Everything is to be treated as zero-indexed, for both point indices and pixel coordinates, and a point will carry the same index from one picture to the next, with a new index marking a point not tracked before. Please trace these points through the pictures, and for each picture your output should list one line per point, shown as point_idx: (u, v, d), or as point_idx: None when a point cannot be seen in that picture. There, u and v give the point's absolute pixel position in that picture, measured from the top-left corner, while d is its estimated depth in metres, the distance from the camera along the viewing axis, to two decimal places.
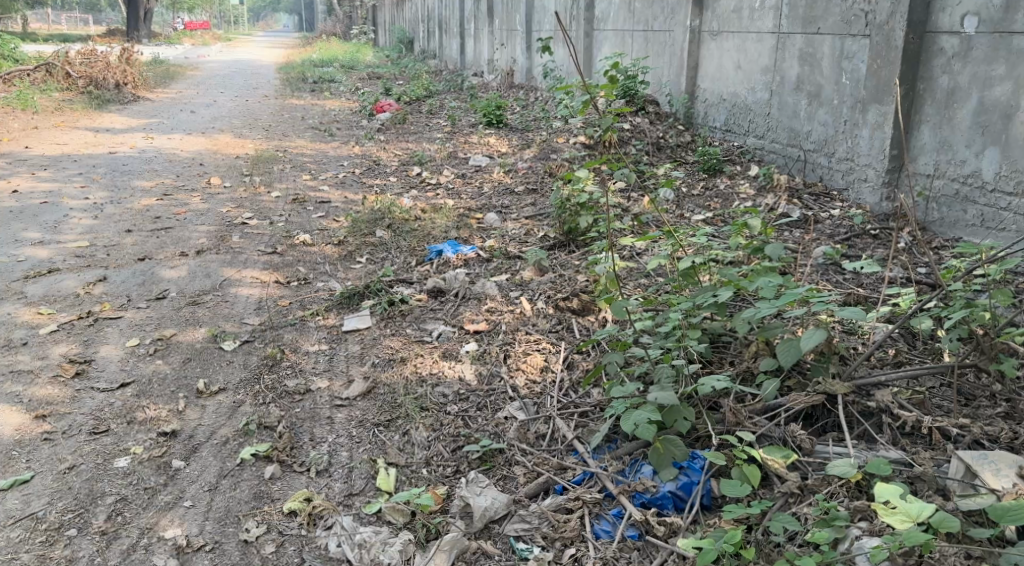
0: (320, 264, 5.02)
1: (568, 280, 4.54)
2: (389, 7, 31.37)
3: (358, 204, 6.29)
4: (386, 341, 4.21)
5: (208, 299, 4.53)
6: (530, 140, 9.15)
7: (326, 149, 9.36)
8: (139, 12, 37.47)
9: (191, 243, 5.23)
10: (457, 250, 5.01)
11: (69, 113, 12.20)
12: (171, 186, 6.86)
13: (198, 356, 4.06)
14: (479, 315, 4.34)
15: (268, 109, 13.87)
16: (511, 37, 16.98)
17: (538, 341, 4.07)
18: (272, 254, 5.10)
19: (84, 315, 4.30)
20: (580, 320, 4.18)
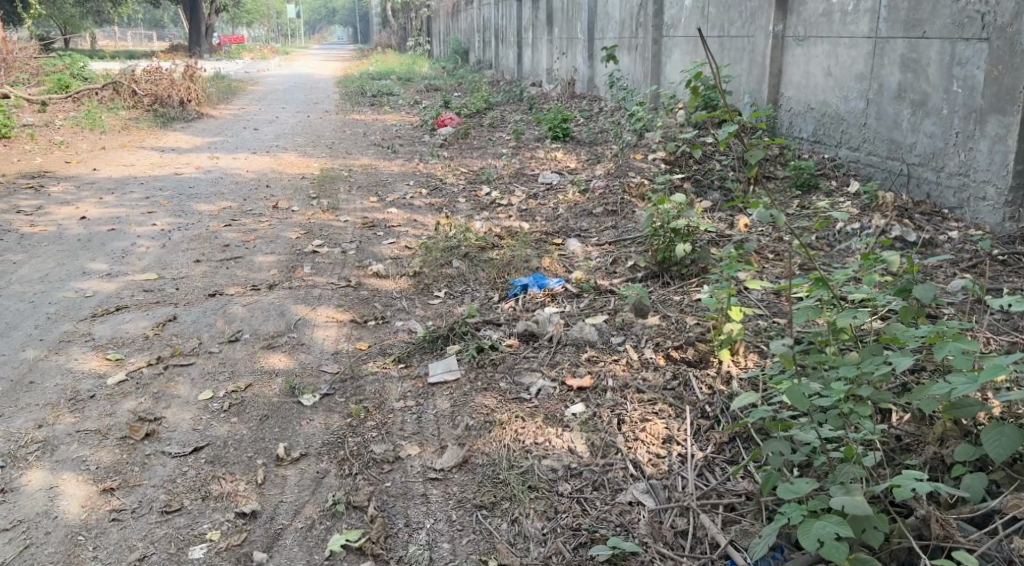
0: (398, 299, 4.75)
1: (677, 325, 4.20)
2: (444, 19, 31.29)
3: (429, 228, 6.02)
4: (478, 398, 3.89)
5: (283, 342, 4.28)
6: (601, 156, 8.81)
7: (391, 167, 9.13)
8: (200, 27, 37.94)
9: (261, 275, 5.00)
10: (543, 284, 4.72)
11: (136, 133, 12.18)
12: (237, 210, 6.67)
13: (276, 413, 3.81)
14: (580, 367, 4.02)
15: (330, 125, 13.72)
16: (571, 46, 16.66)
17: (653, 404, 3.74)
18: (346, 288, 4.85)
19: (153, 361, 4.08)
20: (700, 373, 3.85)
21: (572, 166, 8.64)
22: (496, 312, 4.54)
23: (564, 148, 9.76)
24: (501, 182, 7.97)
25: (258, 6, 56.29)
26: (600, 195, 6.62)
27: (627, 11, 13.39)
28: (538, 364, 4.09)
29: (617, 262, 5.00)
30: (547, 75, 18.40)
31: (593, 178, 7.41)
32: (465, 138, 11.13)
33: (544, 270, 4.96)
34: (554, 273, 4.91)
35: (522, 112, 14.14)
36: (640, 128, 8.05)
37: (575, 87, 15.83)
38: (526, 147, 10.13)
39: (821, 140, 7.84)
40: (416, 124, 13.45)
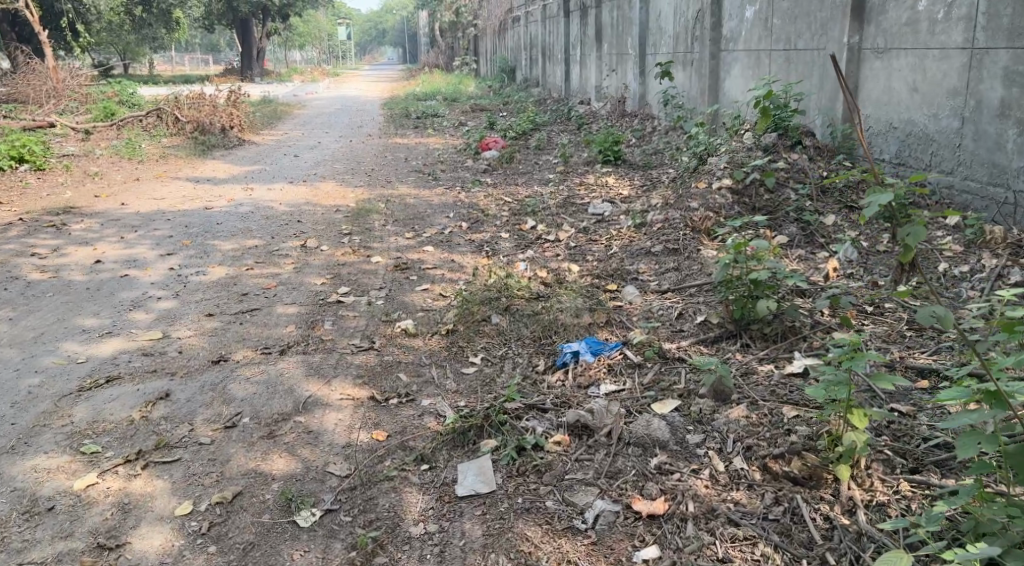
0: (425, 367, 4.17)
1: (773, 421, 3.55)
2: (491, 37, 30.83)
3: (468, 272, 5.42)
4: (521, 528, 3.24)
5: (285, 430, 3.74)
6: (655, 182, 8.15)
7: (433, 197, 8.57)
8: (251, 50, 38.00)
9: (273, 335, 4.47)
10: (598, 351, 4.11)
11: (174, 159, 11.77)
12: (261, 250, 6.15)
13: (266, 537, 3.22)
14: (649, 483, 3.38)
15: (373, 150, 13.22)
16: (622, 62, 16.00)
17: (754, 548, 3.08)
18: (369, 354, 4.28)
19: (131, 458, 3.57)
20: (810, 498, 3.22)
21: (625, 194, 7.99)
22: (542, 390, 3.93)
23: (615, 173, 9.11)
24: (548, 213, 7.35)
25: (308, 28, 56.60)
26: (658, 230, 5.96)
27: (681, 24, 12.73)
28: (594, 475, 3.44)
29: (682, 319, 4.35)
30: (597, 93, 17.75)
31: (647, 210, 6.75)
32: (511, 162, 10.53)
33: (596, 329, 4.33)
34: (609, 335, 4.28)
35: (572, 132, 13.50)
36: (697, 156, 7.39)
37: (626, 105, 15.16)
38: (573, 172, 9.49)
39: (905, 161, 7.26)
40: (462, 147, 12.89)
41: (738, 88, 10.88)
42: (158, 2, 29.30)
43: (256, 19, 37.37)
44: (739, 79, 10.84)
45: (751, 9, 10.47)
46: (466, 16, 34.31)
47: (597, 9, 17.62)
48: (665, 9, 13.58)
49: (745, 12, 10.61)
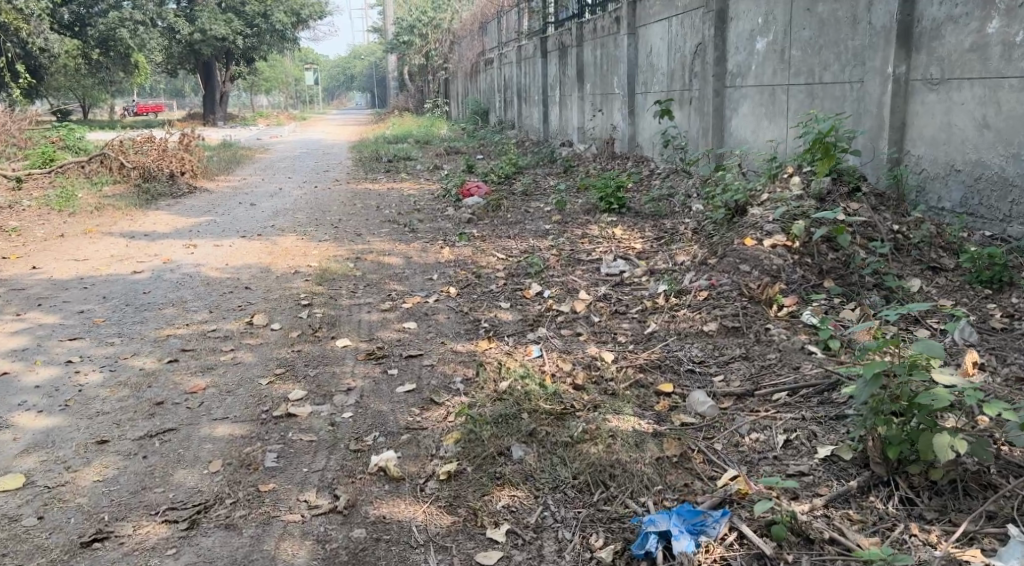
0: (420, 555, 3.19)
1: None
2: (462, 79, 29.82)
3: (472, 370, 4.26)
4: None
5: None
6: (672, 235, 7.00)
7: (411, 253, 7.32)
8: (214, 93, 36.66)
9: (180, 483, 3.53)
10: (698, 532, 3.18)
11: (112, 208, 10.40)
12: (195, 326, 4.91)
13: None
14: None
15: (341, 197, 11.94)
16: (609, 102, 14.89)
17: None
18: (332, 525, 3.31)
19: None
20: None
21: (638, 249, 6.81)
22: None
23: (619, 222, 7.94)
24: (553, 273, 6.12)
25: (274, 72, 55.40)
26: (704, 299, 4.68)
27: (677, 60, 11.63)
28: None
29: (785, 464, 3.49)
30: (580, 134, 16.64)
31: (679, 272, 5.52)
32: (497, 209, 9.33)
33: (671, 488, 3.43)
34: (695, 497, 3.35)
35: (559, 177, 12.37)
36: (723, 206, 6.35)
37: (615, 146, 14.02)
38: (568, 220, 8.31)
39: (977, 211, 6.21)
40: (439, 193, 11.69)
41: (747, 126, 9.73)
42: (114, 43, 27.95)
43: (219, 62, 36.13)
44: (748, 117, 9.70)
45: (761, 40, 9.33)
46: (437, 58, 33.31)
47: (579, 47, 16.57)
48: (658, 43, 12.48)
49: (754, 43, 9.47)
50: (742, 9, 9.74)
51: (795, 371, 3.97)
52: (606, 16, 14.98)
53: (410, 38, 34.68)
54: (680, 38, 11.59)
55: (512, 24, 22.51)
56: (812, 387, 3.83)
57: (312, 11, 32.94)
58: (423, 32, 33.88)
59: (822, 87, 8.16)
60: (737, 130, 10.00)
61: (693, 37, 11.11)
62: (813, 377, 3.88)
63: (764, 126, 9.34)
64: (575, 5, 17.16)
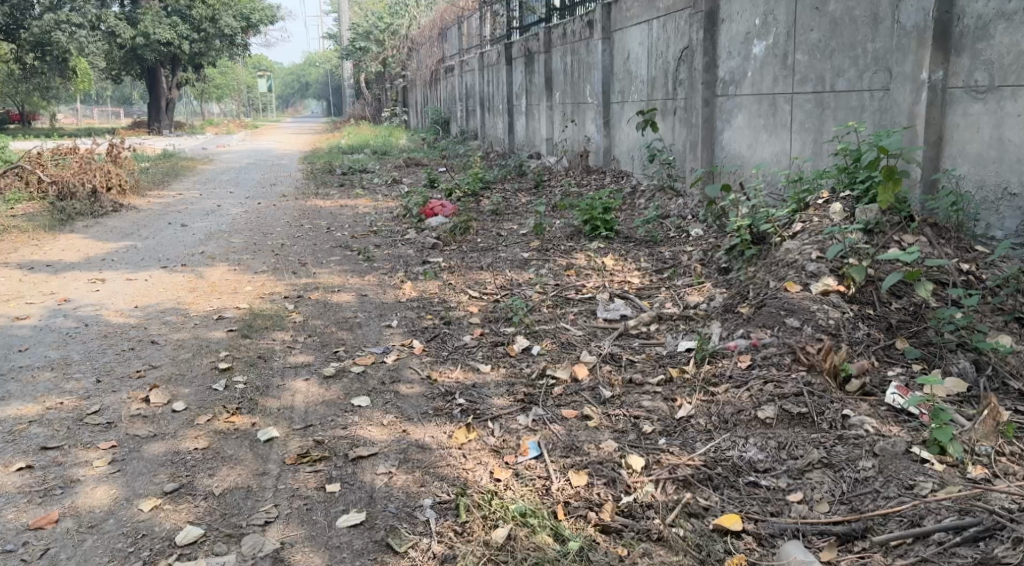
0: None
1: None
2: (422, 87, 28.71)
3: (449, 497, 3.37)
4: None
5: None
6: (674, 271, 6.00)
7: (361, 289, 6.22)
8: (160, 101, 35.11)
9: None
10: None
11: (23, 229, 9.19)
12: (68, 403, 4.07)
13: None
14: None
15: (286, 215, 10.77)
16: (580, 113, 13.91)
17: None
18: None
19: None
20: None
21: (636, 289, 5.77)
22: None
23: (606, 249, 6.93)
24: (540, 320, 5.06)
25: (224, 78, 53.62)
26: (746, 372, 3.93)
27: (660, 66, 10.66)
28: None
29: None
30: (548, 146, 15.67)
31: (697, 323, 4.57)
32: (464, 233, 8.25)
33: None
34: None
35: (528, 195, 11.37)
36: (742, 230, 5.47)
37: (589, 160, 13.04)
38: (545, 247, 7.25)
39: None
40: (397, 211, 10.59)
41: (743, 140, 8.77)
42: (51, 47, 26.41)
43: (165, 68, 34.53)
44: (744, 129, 8.73)
45: (760, 44, 8.36)
46: (395, 66, 32.09)
47: (547, 54, 15.55)
48: (638, 49, 11.49)
49: (751, 47, 8.50)
50: (736, 10, 8.76)
51: (907, 490, 3.25)
52: (577, 20, 13.96)
53: (366, 45, 33.36)
54: (662, 43, 10.61)
55: (474, 30, 21.41)
56: (952, 530, 3.05)
57: (263, 16, 31.59)
58: (380, 39, 32.59)
59: (834, 97, 7.19)
60: (731, 144, 9.04)
61: (678, 41, 10.13)
62: (947, 512, 3.12)
63: (763, 140, 8.38)
64: (542, 10, 16.12)
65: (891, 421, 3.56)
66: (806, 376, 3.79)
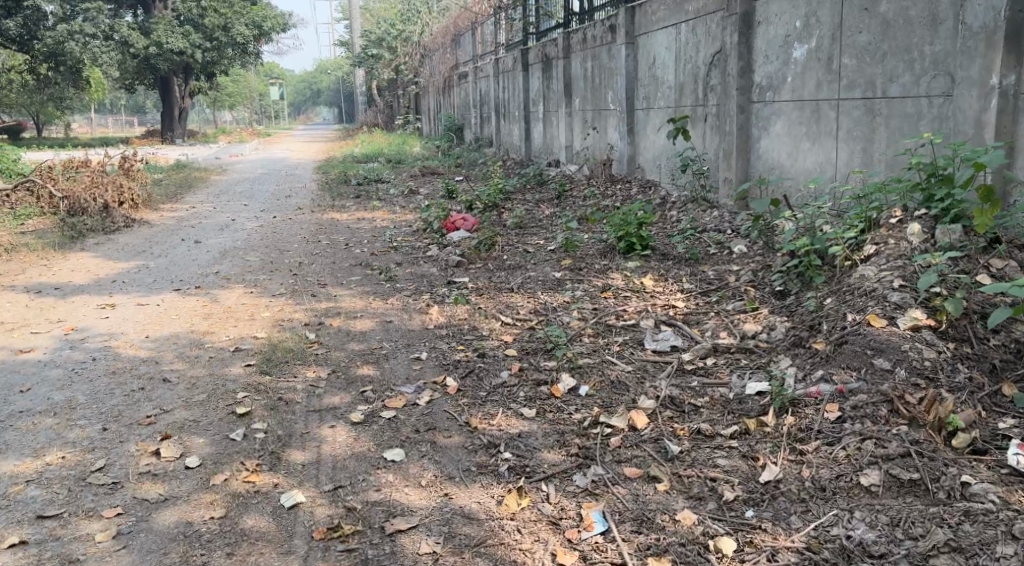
0: None
1: None
2: (434, 93, 28.34)
3: None
4: None
5: None
6: (721, 293, 5.59)
7: (386, 314, 5.83)
8: (172, 110, 34.89)
9: None
10: None
11: (31, 247, 8.85)
12: (70, 458, 3.75)
13: None
14: None
15: (303, 229, 10.39)
16: (602, 119, 13.49)
17: None
18: None
19: None
20: None
21: (681, 313, 5.37)
22: None
23: (643, 268, 6.52)
24: (583, 352, 4.66)
25: (235, 86, 53.36)
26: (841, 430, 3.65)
27: (689, 71, 10.26)
28: None
29: None
30: (568, 154, 15.26)
31: (760, 360, 4.31)
32: (490, 249, 7.87)
33: None
34: None
35: (552, 207, 10.98)
36: (804, 250, 5.08)
37: (612, 168, 12.62)
38: (576, 266, 6.85)
39: None
40: (417, 224, 10.21)
41: (782, 148, 8.38)
42: (64, 58, 26.25)
43: (177, 77, 34.27)
44: (784, 137, 8.35)
45: (801, 47, 8.00)
46: (407, 72, 31.69)
47: (566, 59, 15.13)
48: (664, 53, 11.09)
49: (791, 51, 8.13)
50: (775, 11, 8.39)
51: None
52: (598, 24, 13.53)
53: (378, 51, 32.97)
54: (691, 47, 10.21)
55: (489, 35, 21.00)
56: None
57: (276, 24, 31.30)
58: (392, 46, 32.20)
59: (886, 103, 6.84)
60: (768, 153, 8.64)
61: (710, 44, 9.73)
62: None
63: (805, 148, 8.00)
64: (560, 15, 15.71)
65: (1015, 487, 3.31)
66: (911, 433, 3.55)
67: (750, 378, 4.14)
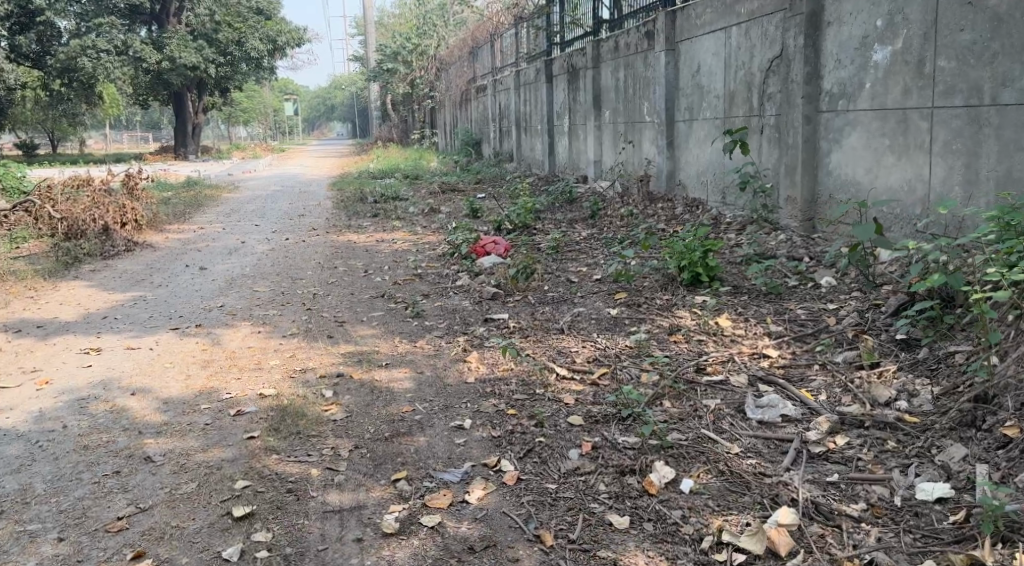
0: None
1: None
2: (451, 107, 27.48)
3: None
4: None
5: None
6: (820, 343, 4.64)
7: (418, 360, 4.90)
8: (185, 125, 34.15)
9: None
10: None
11: (17, 275, 7.95)
12: None
13: None
14: None
15: (318, 253, 9.48)
16: (636, 131, 12.56)
17: None
18: None
19: None
20: None
21: (778, 369, 4.43)
22: None
23: (716, 304, 5.58)
24: (668, 425, 3.78)
25: (249, 101, 52.68)
26: None
27: (741, 79, 9.41)
28: None
29: None
30: (597, 168, 14.34)
31: (915, 444, 3.55)
32: (530, 279, 6.93)
33: None
34: None
35: (589, 228, 10.06)
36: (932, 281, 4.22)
37: (649, 185, 11.65)
38: (634, 300, 5.91)
39: None
40: (444, 247, 9.28)
41: (858, 162, 7.54)
42: (76, 74, 25.55)
43: (190, 92, 33.55)
44: (859, 150, 7.50)
45: (881, 50, 7.21)
46: (423, 87, 30.83)
47: (594, 69, 14.23)
48: (710, 59, 10.20)
49: (869, 54, 7.33)
50: (849, 10, 7.55)
51: None
52: (632, 31, 12.62)
53: (392, 65, 32.10)
54: (744, 52, 9.35)
55: (510, 47, 20.12)
56: None
57: (289, 38, 30.56)
58: (407, 59, 31.34)
59: (996, 111, 6.15)
60: (839, 167, 7.78)
61: (767, 48, 8.87)
62: None
63: (888, 162, 7.18)
64: (588, 23, 14.83)
65: None
66: None
67: (917, 475, 3.40)
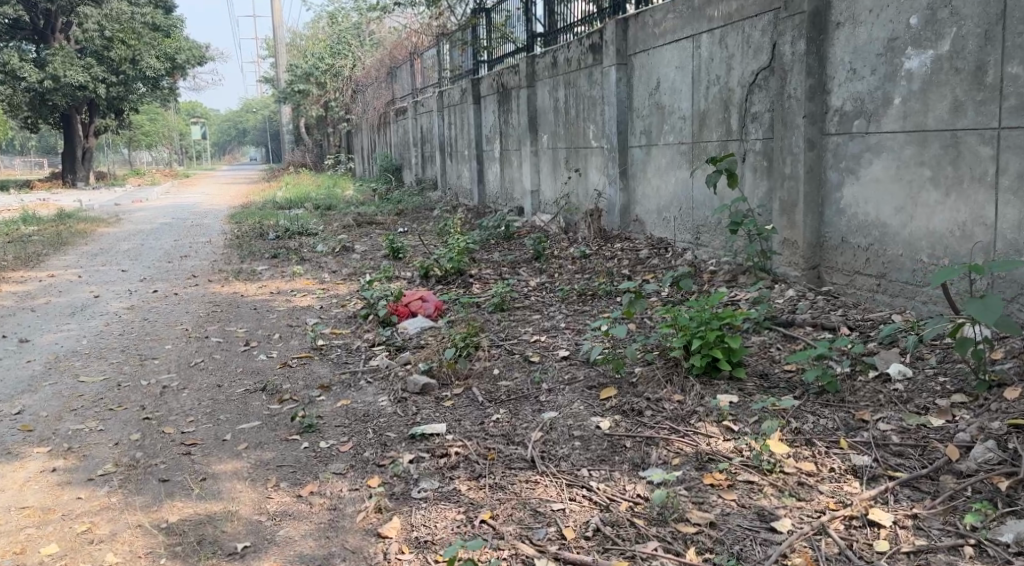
0: None
1: None
2: (368, 131, 25.47)
3: None
4: None
5: None
6: (960, 498, 3.08)
7: (299, 539, 3.23)
8: (75, 150, 31.23)
9: None
10: None
11: None
12: None
13: None
14: None
15: (191, 316, 7.46)
16: (582, 157, 10.83)
17: None
18: None
19: None
20: None
21: (910, 559, 2.87)
22: None
23: (755, 413, 3.81)
24: None
25: (151, 125, 49.39)
26: None
27: (715, 96, 7.69)
28: None
29: None
30: (534, 200, 12.59)
31: None
32: (471, 364, 5.12)
33: None
34: None
35: (535, 275, 8.30)
36: None
37: (600, 220, 9.91)
38: (629, 403, 4.07)
39: None
40: (355, 303, 7.40)
41: (883, 199, 5.84)
42: None
43: (80, 114, 30.58)
44: (886, 183, 5.80)
45: (916, 57, 5.52)
46: (338, 109, 28.64)
47: (529, 89, 12.46)
48: (673, 74, 8.44)
49: (898, 63, 5.64)
50: (868, 6, 5.83)
51: None
52: (573, 45, 10.91)
53: (304, 86, 29.64)
54: (718, 64, 7.63)
55: (432, 66, 18.22)
56: None
57: (189, 57, 28.02)
58: (320, 81, 29.11)
59: None
60: (854, 205, 6.06)
61: (751, 57, 7.13)
62: None
63: (929, 199, 5.49)
64: (520, 37, 13.10)
65: None
66: None
67: None
